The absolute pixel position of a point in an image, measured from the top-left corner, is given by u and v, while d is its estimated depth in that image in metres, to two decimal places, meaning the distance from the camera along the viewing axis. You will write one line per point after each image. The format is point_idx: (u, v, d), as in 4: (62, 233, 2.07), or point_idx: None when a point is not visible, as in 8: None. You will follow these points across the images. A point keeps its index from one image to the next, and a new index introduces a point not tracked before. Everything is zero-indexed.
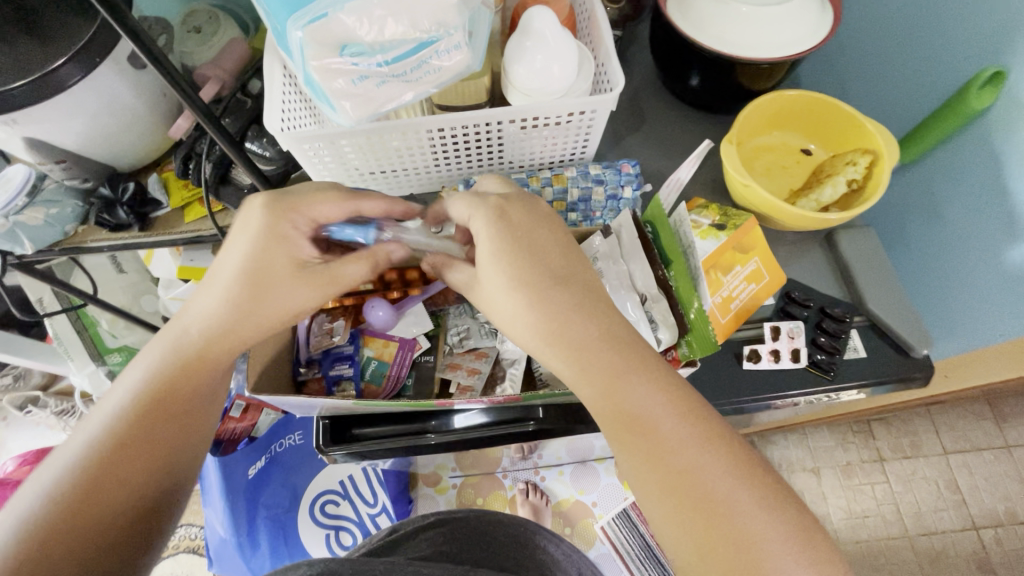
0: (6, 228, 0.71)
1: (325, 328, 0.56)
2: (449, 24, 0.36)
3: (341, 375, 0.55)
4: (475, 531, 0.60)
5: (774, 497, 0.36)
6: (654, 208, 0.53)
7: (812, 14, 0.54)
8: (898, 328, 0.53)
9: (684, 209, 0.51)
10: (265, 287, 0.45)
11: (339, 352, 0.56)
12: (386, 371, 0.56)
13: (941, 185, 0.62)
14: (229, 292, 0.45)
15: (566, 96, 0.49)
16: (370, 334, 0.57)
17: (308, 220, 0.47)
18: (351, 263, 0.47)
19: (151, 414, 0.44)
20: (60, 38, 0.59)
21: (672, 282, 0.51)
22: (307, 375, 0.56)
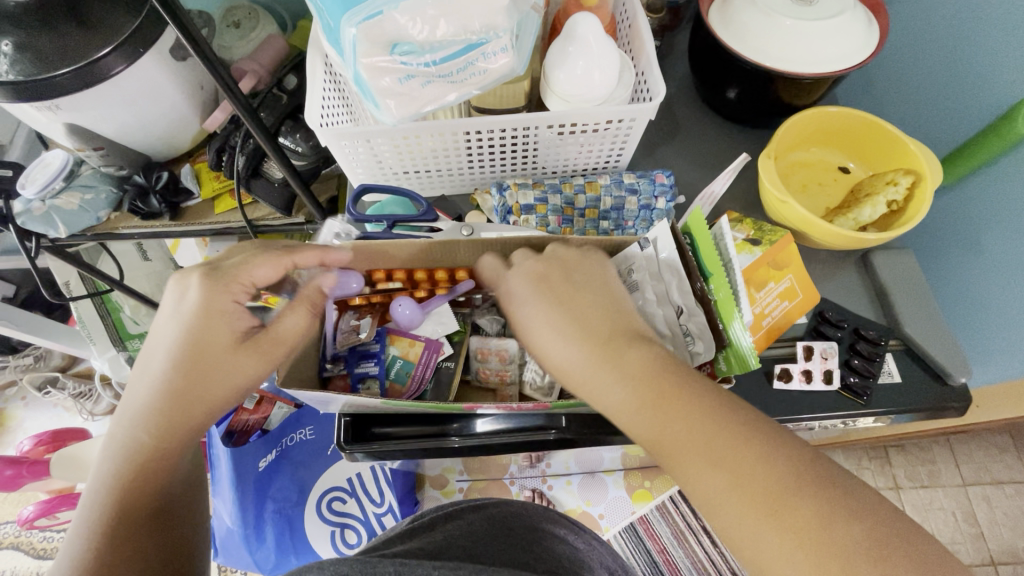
0: (42, 211, 0.73)
1: (352, 325, 0.57)
2: (498, 27, 0.36)
3: (365, 373, 0.56)
4: (495, 523, 0.58)
5: (857, 500, 0.34)
6: (694, 217, 0.49)
7: (858, 30, 0.53)
8: (935, 355, 0.51)
9: (727, 221, 0.49)
10: (206, 362, 0.44)
11: (364, 349, 0.56)
12: (410, 372, 0.56)
13: (983, 209, 0.61)
14: (172, 371, 0.44)
15: (605, 104, 0.49)
16: (396, 333, 0.57)
17: (244, 286, 0.46)
18: (289, 317, 0.46)
19: (141, 492, 0.43)
20: (105, 28, 0.60)
21: (712, 297, 0.48)
22: (331, 371, 0.56)
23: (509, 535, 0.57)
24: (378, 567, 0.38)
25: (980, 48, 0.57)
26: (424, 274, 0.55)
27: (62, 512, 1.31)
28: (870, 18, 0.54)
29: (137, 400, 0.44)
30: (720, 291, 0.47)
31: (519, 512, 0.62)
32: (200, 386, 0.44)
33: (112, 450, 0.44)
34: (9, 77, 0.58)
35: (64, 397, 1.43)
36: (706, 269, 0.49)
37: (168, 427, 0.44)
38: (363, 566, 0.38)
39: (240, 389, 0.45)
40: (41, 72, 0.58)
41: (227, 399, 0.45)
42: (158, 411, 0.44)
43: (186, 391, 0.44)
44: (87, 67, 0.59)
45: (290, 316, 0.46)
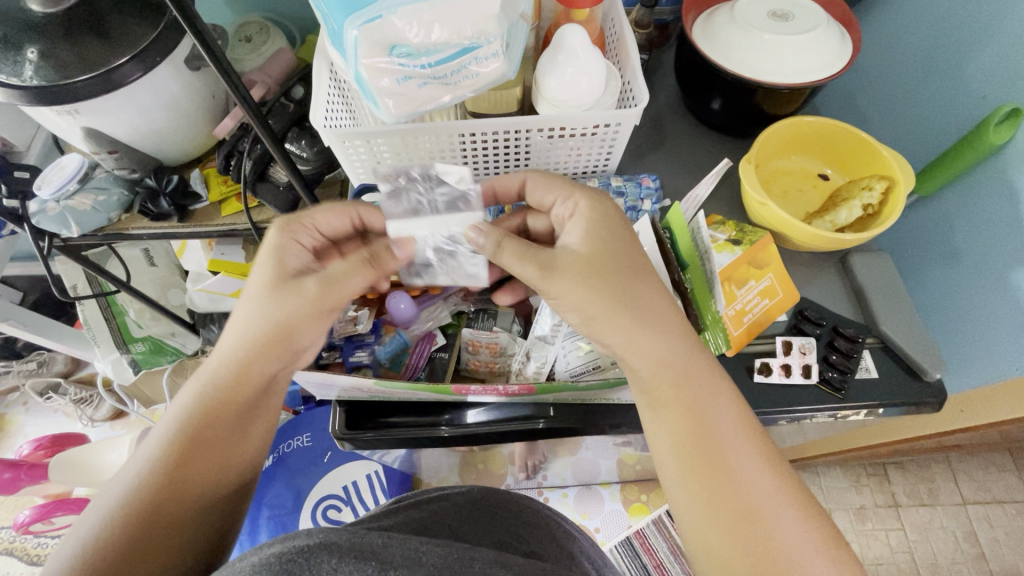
0: (56, 211, 0.76)
1: (350, 315, 0.58)
2: (489, 34, 0.39)
3: (360, 362, 0.57)
4: (492, 509, 0.60)
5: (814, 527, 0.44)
6: (673, 215, 0.54)
7: (832, 45, 0.56)
8: (910, 353, 0.53)
9: (704, 216, 0.52)
10: (273, 300, 0.49)
11: (360, 339, 0.58)
12: (407, 348, 0.58)
13: (959, 216, 0.63)
14: (249, 312, 0.50)
15: (593, 109, 0.52)
16: (391, 324, 0.59)
17: (312, 228, 0.53)
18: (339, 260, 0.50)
19: (195, 443, 0.49)
20: (125, 38, 0.64)
21: (688, 285, 0.54)
22: (329, 359, 0.58)
23: (500, 524, 0.58)
24: (365, 539, 0.39)
25: (954, 69, 0.61)
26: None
27: (58, 517, 1.32)
28: (843, 34, 0.57)
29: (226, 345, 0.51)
30: (696, 279, 0.53)
31: (519, 501, 0.63)
32: (269, 332, 0.49)
33: (183, 403, 0.50)
34: (33, 83, 0.62)
35: (65, 402, 1.44)
36: (682, 259, 0.55)
37: (236, 388, 0.50)
38: (351, 535, 0.39)
39: (289, 336, 0.50)
40: (63, 79, 0.62)
41: (281, 350, 0.50)
42: (226, 373, 0.50)
43: (259, 347, 0.49)
44: (106, 75, 0.63)
45: (346, 263, 0.50)
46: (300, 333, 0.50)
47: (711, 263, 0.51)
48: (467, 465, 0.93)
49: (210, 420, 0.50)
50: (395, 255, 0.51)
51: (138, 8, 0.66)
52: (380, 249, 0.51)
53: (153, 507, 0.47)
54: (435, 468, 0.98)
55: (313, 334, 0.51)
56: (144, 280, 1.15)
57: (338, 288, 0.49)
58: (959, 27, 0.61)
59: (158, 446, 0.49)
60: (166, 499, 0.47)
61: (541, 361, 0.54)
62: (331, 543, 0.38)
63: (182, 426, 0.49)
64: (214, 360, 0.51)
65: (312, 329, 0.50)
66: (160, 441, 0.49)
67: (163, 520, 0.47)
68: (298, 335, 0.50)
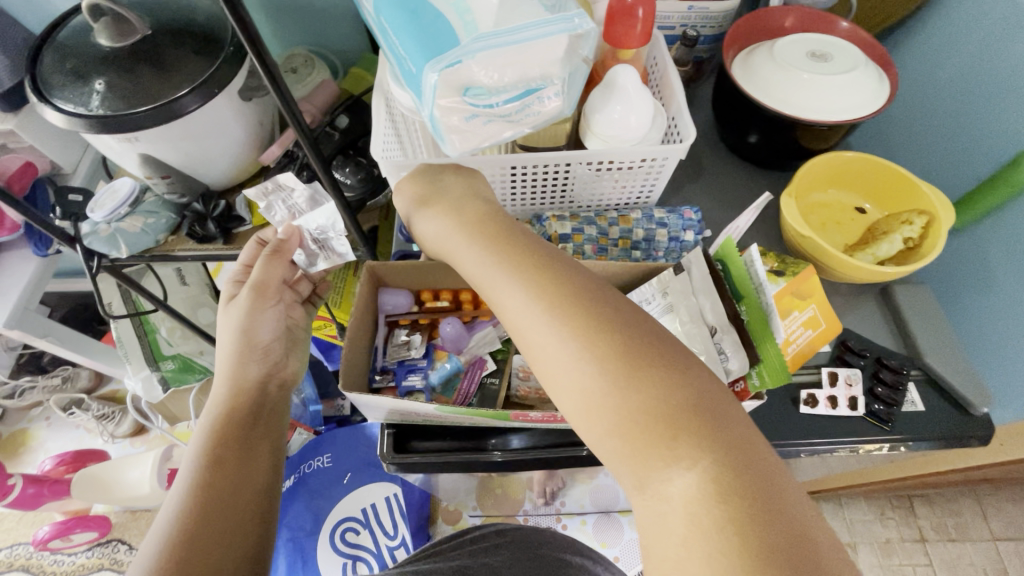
0: (108, 233, 0.79)
1: (403, 341, 0.62)
2: (553, 76, 0.41)
3: (414, 385, 0.58)
4: (525, 544, 0.64)
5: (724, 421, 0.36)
6: (726, 245, 0.54)
7: (871, 84, 0.58)
8: (956, 386, 0.54)
9: (757, 249, 0.51)
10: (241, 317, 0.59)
11: (412, 362, 0.60)
12: (459, 373, 0.60)
13: (995, 251, 0.64)
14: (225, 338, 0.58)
15: (641, 144, 0.54)
16: (442, 348, 0.62)
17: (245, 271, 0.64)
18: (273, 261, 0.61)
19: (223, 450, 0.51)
20: (186, 72, 0.67)
21: (743, 317, 0.53)
22: (382, 382, 0.59)
23: (536, 560, 0.61)
24: None
25: (992, 109, 0.63)
26: (469, 295, 0.63)
27: (77, 534, 1.31)
28: (880, 73, 0.59)
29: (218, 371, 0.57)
30: (754, 311, 0.51)
31: (554, 538, 0.67)
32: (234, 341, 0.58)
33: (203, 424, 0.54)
34: (99, 112, 0.65)
35: (88, 418, 1.44)
36: (738, 292, 0.53)
37: (236, 394, 0.55)
38: None
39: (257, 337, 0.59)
40: (126, 109, 0.65)
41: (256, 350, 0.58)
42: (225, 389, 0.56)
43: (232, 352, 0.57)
44: (167, 106, 0.66)
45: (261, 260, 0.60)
46: (256, 330, 0.59)
47: (766, 294, 0.50)
48: (493, 490, 0.93)
49: (225, 436, 0.52)
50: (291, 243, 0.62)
51: (199, 43, 0.69)
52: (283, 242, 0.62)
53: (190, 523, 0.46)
54: (456, 493, 0.98)
55: (261, 333, 0.59)
56: (176, 299, 1.17)
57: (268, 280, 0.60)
58: (993, 69, 0.63)
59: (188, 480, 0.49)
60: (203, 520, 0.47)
61: None
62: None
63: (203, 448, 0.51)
64: (218, 396, 0.56)
65: (258, 320, 0.60)
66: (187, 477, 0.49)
67: (206, 539, 0.46)
68: (260, 332, 0.60)
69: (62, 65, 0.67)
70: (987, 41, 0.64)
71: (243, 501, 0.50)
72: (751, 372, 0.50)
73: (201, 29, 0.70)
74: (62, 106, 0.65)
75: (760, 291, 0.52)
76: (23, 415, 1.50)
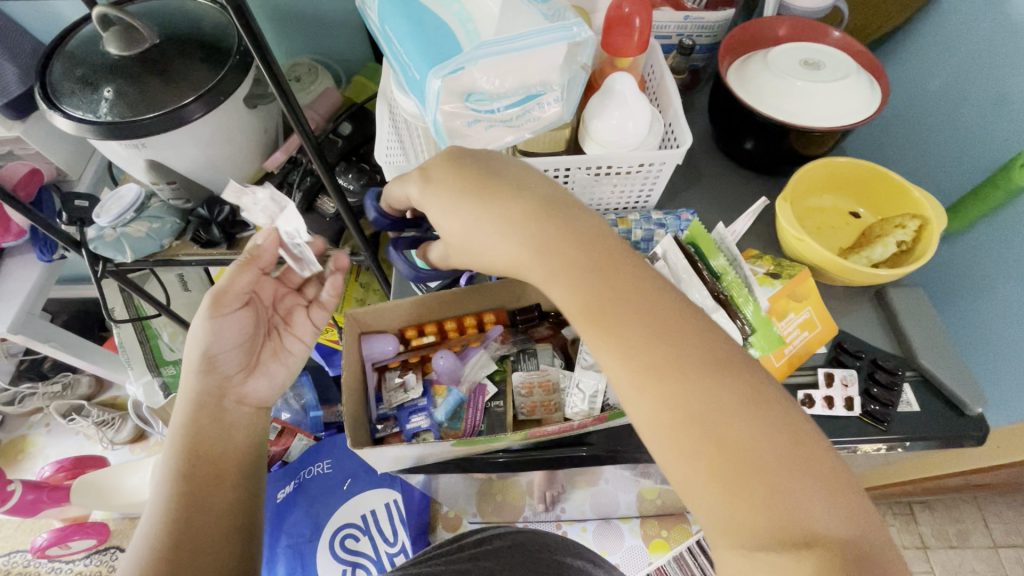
0: (113, 238, 0.80)
1: (398, 383, 0.62)
2: (553, 82, 0.43)
3: (420, 427, 0.58)
4: (523, 548, 0.62)
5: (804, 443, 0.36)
6: (693, 226, 0.51)
7: (862, 91, 0.59)
8: (951, 386, 0.54)
9: (724, 223, 0.51)
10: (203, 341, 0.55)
11: (412, 404, 0.60)
12: (463, 403, 0.59)
13: (989, 254, 0.65)
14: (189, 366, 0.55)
15: (639, 149, 0.55)
16: (439, 383, 0.62)
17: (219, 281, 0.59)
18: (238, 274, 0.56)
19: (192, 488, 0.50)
20: (193, 80, 0.69)
21: (726, 294, 0.49)
22: (385, 430, 0.58)
23: (536, 562, 0.60)
24: None
25: (983, 116, 0.64)
26: (453, 323, 0.63)
27: (75, 541, 1.30)
28: (871, 80, 0.61)
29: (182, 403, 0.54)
30: (733, 284, 0.49)
31: (554, 541, 0.66)
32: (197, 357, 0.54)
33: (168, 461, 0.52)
34: (107, 119, 0.66)
35: (88, 425, 1.44)
36: (711, 266, 0.50)
37: (202, 429, 0.53)
38: None
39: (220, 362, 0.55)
40: (134, 115, 0.66)
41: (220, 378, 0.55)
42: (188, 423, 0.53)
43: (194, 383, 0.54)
44: (174, 112, 0.67)
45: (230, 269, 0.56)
46: (218, 343, 0.55)
47: (742, 264, 0.49)
48: (492, 496, 0.93)
49: (191, 477, 0.50)
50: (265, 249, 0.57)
51: (206, 52, 0.70)
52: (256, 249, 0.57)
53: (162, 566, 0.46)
54: (457, 499, 0.98)
55: (228, 346, 0.56)
56: (178, 304, 1.17)
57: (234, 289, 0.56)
58: (985, 77, 0.64)
59: (159, 510, 0.49)
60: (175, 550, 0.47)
61: (592, 393, 0.55)
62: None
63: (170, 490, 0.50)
64: (179, 418, 0.54)
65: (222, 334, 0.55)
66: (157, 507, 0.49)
67: (181, 568, 0.46)
68: (227, 343, 0.56)
69: (71, 73, 0.68)
70: (977, 50, 0.65)
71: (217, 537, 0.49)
72: (746, 343, 0.48)
73: (207, 38, 0.71)
74: (70, 112, 0.66)
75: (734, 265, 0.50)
76: (23, 421, 1.50)
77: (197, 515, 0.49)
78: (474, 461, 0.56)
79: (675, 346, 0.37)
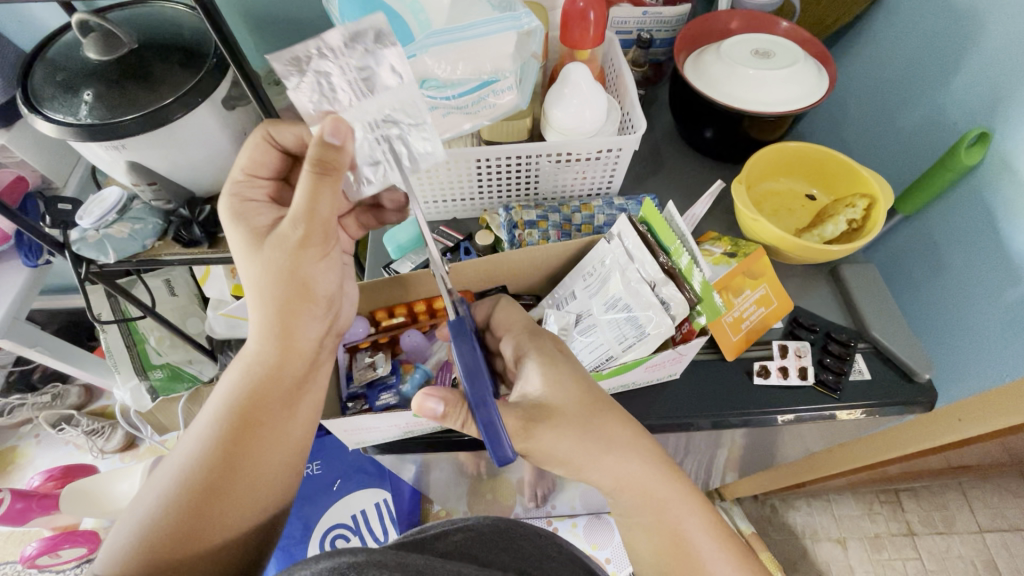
0: (96, 239, 0.81)
1: (367, 362, 0.62)
2: (504, 70, 0.50)
3: (387, 403, 0.59)
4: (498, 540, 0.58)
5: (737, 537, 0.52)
6: (646, 207, 0.55)
7: (810, 78, 0.62)
8: (900, 355, 0.59)
9: (673, 204, 0.53)
10: (298, 280, 0.52)
11: (382, 382, 0.61)
12: (431, 380, 0.62)
13: (940, 233, 0.67)
14: (271, 304, 0.52)
15: (596, 136, 0.58)
16: (408, 363, 0.64)
17: (321, 222, 0.50)
18: (326, 200, 0.49)
19: (245, 441, 0.52)
20: (170, 84, 0.70)
21: (675, 267, 0.53)
22: (354, 408, 0.60)
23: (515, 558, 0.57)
24: (409, 559, 0.43)
25: (934, 101, 0.67)
26: (423, 306, 0.64)
27: (64, 550, 1.29)
28: (819, 68, 0.64)
29: (252, 348, 0.54)
30: (682, 261, 0.53)
31: (529, 529, 0.61)
32: (284, 286, 0.51)
33: (227, 395, 0.54)
34: (86, 121, 0.68)
35: (77, 434, 1.43)
36: (665, 245, 0.55)
37: (272, 382, 0.53)
38: (395, 559, 0.42)
39: (311, 302, 0.53)
40: (113, 117, 0.68)
41: (295, 325, 0.53)
42: (266, 364, 0.53)
43: (277, 328, 0.53)
44: (151, 114, 0.68)
45: (303, 183, 0.47)
46: (308, 277, 0.52)
47: (690, 241, 0.52)
48: (478, 491, 0.95)
49: (254, 425, 0.53)
50: (338, 149, 0.46)
51: (184, 56, 0.72)
52: (323, 151, 0.45)
53: (196, 510, 0.50)
54: (446, 496, 0.99)
55: (316, 283, 0.53)
56: (166, 309, 1.18)
57: (320, 214, 0.49)
58: (933, 64, 0.67)
59: (210, 437, 0.52)
60: (226, 480, 0.51)
61: None
62: (377, 561, 0.41)
63: (225, 433, 0.52)
64: (254, 345, 0.54)
65: (308, 271, 0.52)
66: (210, 432, 0.52)
67: (222, 502, 0.51)
68: (310, 272, 0.52)
69: (52, 79, 0.70)
70: (924, 38, 0.68)
71: (262, 494, 0.53)
72: (693, 313, 0.52)
73: (184, 42, 0.73)
74: (51, 116, 0.68)
75: (683, 242, 0.53)
76: (12, 433, 1.49)
77: (249, 472, 0.52)
78: (448, 441, 0.62)
79: (673, 507, 0.50)
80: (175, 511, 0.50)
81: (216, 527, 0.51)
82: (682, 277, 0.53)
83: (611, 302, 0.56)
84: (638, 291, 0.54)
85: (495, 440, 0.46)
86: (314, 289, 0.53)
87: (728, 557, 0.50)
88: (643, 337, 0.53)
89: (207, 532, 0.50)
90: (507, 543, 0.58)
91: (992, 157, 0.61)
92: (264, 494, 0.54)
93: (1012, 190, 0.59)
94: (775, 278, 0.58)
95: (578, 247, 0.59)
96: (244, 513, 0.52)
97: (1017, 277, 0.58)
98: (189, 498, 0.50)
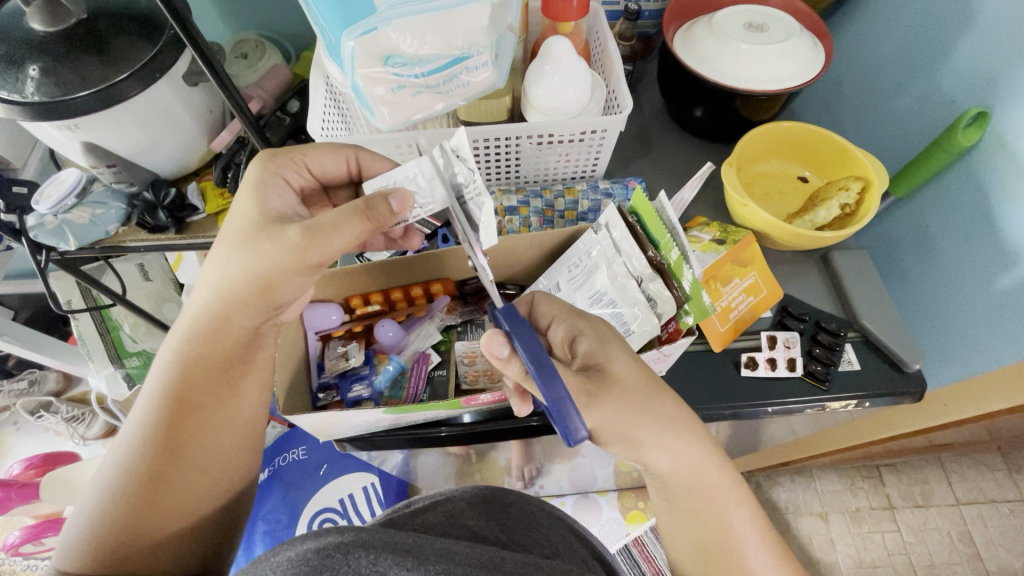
0: (54, 225, 0.75)
1: (340, 352, 0.61)
2: (479, 45, 0.49)
3: (360, 395, 0.58)
4: (489, 514, 0.57)
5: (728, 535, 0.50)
6: (637, 197, 0.52)
7: (805, 53, 0.59)
8: (891, 346, 0.57)
9: (665, 195, 0.49)
10: (273, 284, 0.47)
11: (355, 372, 0.60)
12: (405, 373, 0.61)
13: (934, 217, 0.65)
14: (233, 300, 0.47)
15: (580, 116, 0.55)
16: (381, 353, 0.62)
17: (327, 250, 0.45)
18: (343, 233, 0.44)
19: (185, 435, 0.48)
20: (125, 57, 0.65)
21: (664, 263, 0.51)
22: (327, 400, 0.60)
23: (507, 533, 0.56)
24: (398, 539, 0.39)
25: (933, 79, 0.64)
26: (400, 293, 0.63)
27: (48, 537, 1.26)
28: (816, 42, 0.61)
29: (200, 336, 0.49)
30: (671, 256, 0.50)
31: (519, 501, 0.60)
32: (257, 288, 0.46)
33: (165, 381, 0.49)
34: (34, 99, 0.62)
35: (57, 421, 1.39)
36: (655, 239, 0.52)
37: (219, 377, 0.49)
38: (385, 538, 0.39)
39: (277, 303, 0.49)
40: (64, 95, 0.63)
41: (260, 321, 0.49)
42: (214, 355, 0.49)
43: (234, 321, 0.48)
44: (106, 91, 0.63)
45: (337, 212, 0.44)
46: (285, 282, 0.47)
47: (682, 236, 0.48)
48: (465, 476, 0.94)
49: (197, 423, 0.48)
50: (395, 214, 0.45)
51: (139, 26, 0.67)
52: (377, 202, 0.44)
53: (134, 508, 0.46)
54: (434, 481, 0.98)
55: (291, 290, 0.48)
56: (139, 295, 1.14)
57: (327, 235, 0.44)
58: (932, 39, 0.64)
59: (147, 428, 0.48)
60: (163, 476, 0.47)
61: None
62: (364, 541, 0.38)
63: (161, 424, 0.48)
64: (204, 337, 0.49)
65: (296, 279, 0.47)
66: (146, 423, 0.48)
67: (160, 501, 0.47)
68: (291, 280, 0.47)
69: None
70: (922, 12, 0.65)
71: (203, 493, 0.49)
72: (680, 312, 0.50)
73: (140, 12, 0.67)
74: None
75: (675, 236, 0.50)
76: None
77: (190, 471, 0.48)
78: (423, 436, 0.60)
79: None
80: (113, 505, 0.46)
81: (157, 528, 0.47)
82: (671, 272, 0.51)
83: (596, 296, 0.54)
84: (625, 286, 0.54)
85: (564, 417, 0.41)
86: (286, 292, 0.48)
87: (718, 548, 0.49)
88: (628, 334, 0.53)
89: (149, 529, 0.47)
90: (500, 515, 0.57)
91: (989, 138, 0.58)
92: (210, 491, 0.50)
93: (1010, 173, 0.56)
94: (769, 273, 0.56)
95: (562, 236, 0.56)
96: (185, 513, 0.49)
97: (1011, 263, 0.57)
98: (126, 494, 0.47)
